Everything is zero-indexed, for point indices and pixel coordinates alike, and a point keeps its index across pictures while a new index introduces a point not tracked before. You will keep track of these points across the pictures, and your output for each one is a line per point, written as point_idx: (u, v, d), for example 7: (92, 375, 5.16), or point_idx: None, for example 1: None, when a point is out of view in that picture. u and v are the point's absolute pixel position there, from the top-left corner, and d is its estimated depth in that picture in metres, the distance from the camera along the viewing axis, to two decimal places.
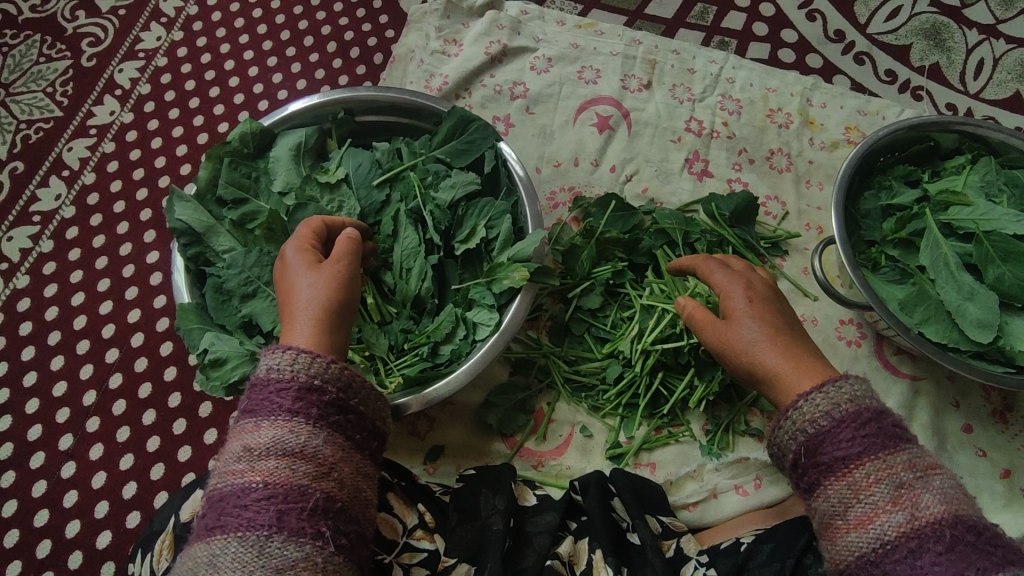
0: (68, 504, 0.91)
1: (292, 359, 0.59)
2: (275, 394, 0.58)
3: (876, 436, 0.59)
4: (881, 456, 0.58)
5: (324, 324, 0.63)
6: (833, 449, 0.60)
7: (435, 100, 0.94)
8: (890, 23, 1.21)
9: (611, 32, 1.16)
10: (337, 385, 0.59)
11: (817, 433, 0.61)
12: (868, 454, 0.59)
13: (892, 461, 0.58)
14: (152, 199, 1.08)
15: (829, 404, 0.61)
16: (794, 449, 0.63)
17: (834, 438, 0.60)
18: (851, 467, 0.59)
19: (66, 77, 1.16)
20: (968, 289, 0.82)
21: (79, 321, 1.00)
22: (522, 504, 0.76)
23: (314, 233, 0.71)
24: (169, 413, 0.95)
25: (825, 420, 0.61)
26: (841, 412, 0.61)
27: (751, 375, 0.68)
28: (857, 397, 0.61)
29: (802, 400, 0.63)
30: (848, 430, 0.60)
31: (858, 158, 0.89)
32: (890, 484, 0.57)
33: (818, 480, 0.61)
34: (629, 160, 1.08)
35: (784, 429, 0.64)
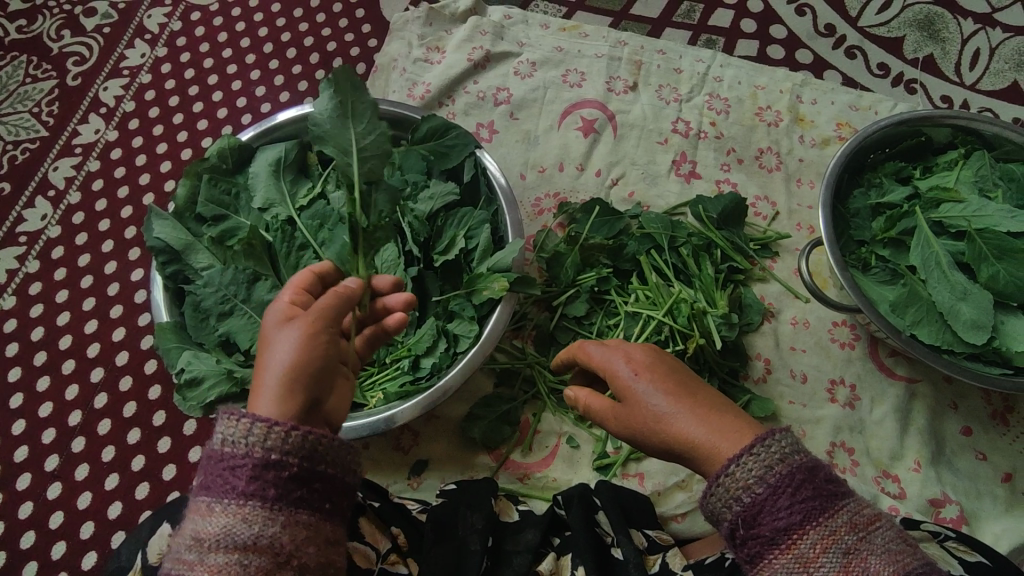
0: (54, 525, 0.91)
1: (246, 432, 0.53)
2: (227, 474, 0.53)
3: (813, 497, 0.52)
4: (823, 522, 0.52)
5: (298, 389, 0.56)
6: (769, 523, 0.53)
7: (412, 108, 0.93)
8: (881, 15, 1.18)
9: (596, 34, 1.15)
10: (299, 457, 0.54)
11: (753, 503, 0.53)
12: (811, 522, 0.52)
13: (834, 525, 0.52)
14: (136, 216, 1.08)
15: (761, 470, 0.53)
16: (729, 521, 0.54)
17: (771, 507, 0.53)
18: (794, 538, 0.52)
19: (52, 96, 1.17)
20: (961, 289, 0.79)
21: (64, 341, 1.01)
22: (504, 521, 0.75)
23: (304, 289, 0.64)
24: (154, 431, 0.95)
25: (761, 487, 0.53)
26: (776, 477, 0.53)
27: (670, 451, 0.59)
28: (788, 455, 0.54)
29: (733, 464, 0.54)
30: (786, 497, 0.53)
31: (846, 155, 0.86)
32: (836, 553, 0.51)
33: (760, 553, 0.53)
34: (614, 164, 1.06)
35: (717, 498, 0.55)
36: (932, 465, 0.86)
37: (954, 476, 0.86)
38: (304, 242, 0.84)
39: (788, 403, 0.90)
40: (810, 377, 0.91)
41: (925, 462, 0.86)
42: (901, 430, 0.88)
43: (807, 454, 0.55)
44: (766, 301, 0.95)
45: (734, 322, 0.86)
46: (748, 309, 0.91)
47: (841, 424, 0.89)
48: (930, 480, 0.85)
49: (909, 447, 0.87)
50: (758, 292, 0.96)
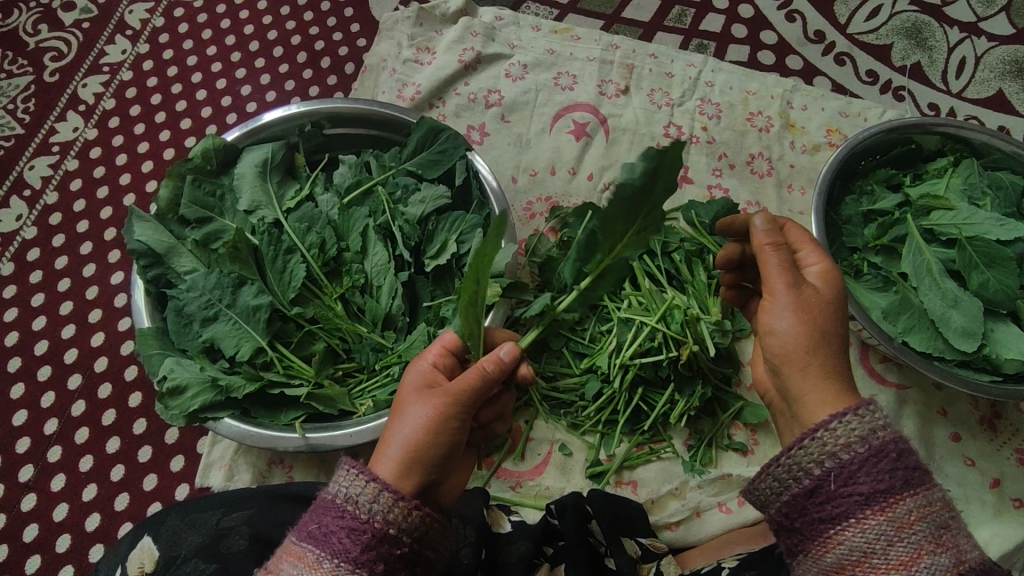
0: (29, 537, 0.88)
1: (375, 496, 0.54)
2: (342, 534, 0.54)
3: (914, 466, 0.56)
4: (919, 491, 0.55)
5: (416, 463, 0.57)
6: (866, 481, 0.56)
7: (405, 110, 0.90)
8: (870, 22, 1.19)
9: (588, 37, 1.14)
10: (412, 537, 0.55)
11: (851, 461, 0.57)
12: (910, 489, 0.55)
13: (931, 498, 0.55)
14: (116, 217, 1.05)
15: (865, 431, 0.57)
16: (818, 476, 0.58)
17: (875, 465, 0.56)
18: (891, 502, 0.55)
19: (28, 93, 1.14)
20: (952, 296, 0.80)
21: (40, 346, 0.98)
22: (496, 531, 0.74)
23: (448, 351, 0.65)
24: (134, 440, 0.92)
25: (862, 447, 0.57)
26: (879, 440, 0.57)
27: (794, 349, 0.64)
28: (891, 423, 0.58)
29: (835, 421, 0.58)
30: (888, 461, 0.56)
31: (839, 161, 0.87)
32: (931, 522, 0.54)
33: (849, 512, 0.56)
34: (607, 168, 1.06)
35: (810, 450, 0.58)
36: None
37: (944, 481, 0.87)
38: (292, 245, 0.82)
39: None
40: None
41: None
42: None
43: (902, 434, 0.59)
44: None
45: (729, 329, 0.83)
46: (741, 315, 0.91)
47: None
48: None
49: None
50: None
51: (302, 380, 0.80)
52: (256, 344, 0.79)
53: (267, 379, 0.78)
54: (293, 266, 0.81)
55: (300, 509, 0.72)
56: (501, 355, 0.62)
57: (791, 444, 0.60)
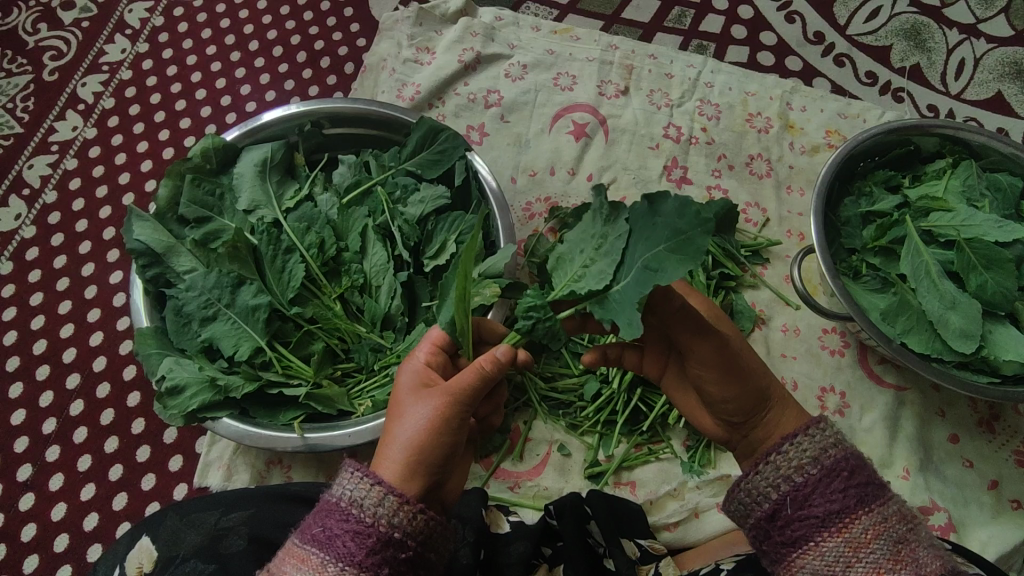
0: (27, 537, 0.88)
1: (380, 499, 0.54)
2: (347, 537, 0.54)
3: (866, 481, 0.56)
4: (874, 508, 0.55)
5: (418, 464, 0.57)
6: (819, 504, 0.56)
7: (404, 110, 0.90)
8: (870, 24, 1.19)
9: (587, 37, 1.14)
10: (417, 540, 0.55)
11: (804, 483, 0.57)
12: (864, 506, 0.55)
13: (886, 513, 0.55)
14: (115, 217, 1.05)
15: (816, 451, 0.58)
16: (774, 501, 0.58)
17: (825, 487, 0.56)
18: (846, 522, 0.55)
19: (28, 92, 1.14)
20: (950, 298, 0.80)
21: (39, 345, 0.98)
22: (496, 532, 0.75)
23: (439, 347, 0.65)
24: (133, 440, 0.92)
25: (813, 468, 0.57)
26: (830, 459, 0.57)
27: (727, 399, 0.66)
28: (842, 439, 0.58)
29: (786, 444, 0.59)
30: (840, 480, 0.56)
31: (838, 162, 0.87)
32: (888, 539, 0.54)
33: (807, 535, 0.56)
34: (606, 168, 1.06)
35: (763, 477, 0.59)
36: (920, 472, 0.87)
37: (942, 483, 0.87)
38: (291, 245, 0.82)
39: None
40: (800, 384, 0.91)
41: (914, 468, 0.87)
42: (890, 436, 0.88)
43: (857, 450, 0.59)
44: (757, 308, 0.95)
45: None
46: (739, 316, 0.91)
47: None
48: (919, 487, 0.86)
49: (899, 453, 0.88)
50: (749, 298, 0.96)
51: (300, 380, 0.80)
52: (255, 344, 0.79)
53: (266, 378, 0.78)
54: (292, 266, 0.81)
55: (299, 510, 0.72)
56: (497, 352, 0.60)
57: (745, 473, 0.61)
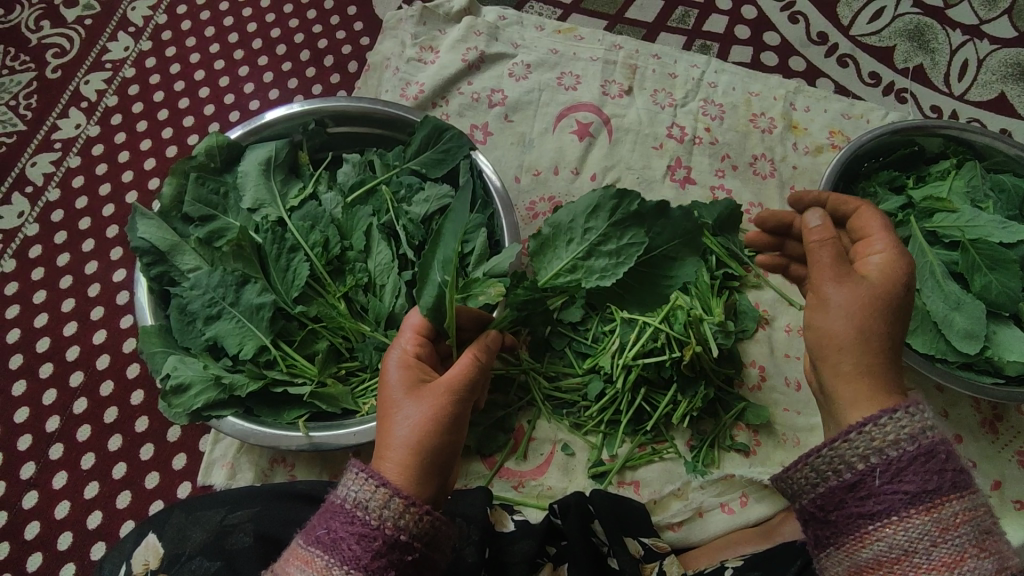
0: (30, 535, 0.88)
1: (385, 501, 0.54)
2: (351, 540, 0.53)
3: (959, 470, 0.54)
4: (965, 495, 0.53)
5: (420, 461, 0.57)
6: (911, 480, 0.54)
7: (409, 109, 0.90)
8: (873, 24, 1.19)
9: (591, 37, 1.14)
10: (422, 542, 0.55)
11: (898, 457, 0.55)
12: (958, 491, 0.53)
13: (976, 502, 0.53)
14: (119, 215, 1.05)
15: (915, 429, 0.55)
16: (862, 470, 0.56)
17: (919, 465, 0.54)
18: (936, 502, 0.53)
19: (30, 89, 1.13)
20: (954, 298, 0.80)
21: (42, 343, 0.98)
22: (499, 531, 0.75)
23: (422, 335, 0.65)
24: (136, 438, 0.92)
25: (909, 445, 0.55)
26: (928, 440, 0.55)
27: (840, 337, 0.62)
28: (936, 422, 0.56)
29: (885, 416, 0.56)
30: (935, 461, 0.54)
31: (842, 163, 0.87)
32: (975, 526, 0.52)
33: (890, 509, 0.54)
34: (610, 168, 1.06)
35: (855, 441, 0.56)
36: None
37: None
38: (295, 244, 0.82)
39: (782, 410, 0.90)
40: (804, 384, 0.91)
41: None
42: None
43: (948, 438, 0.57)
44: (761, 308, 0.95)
45: (732, 329, 0.84)
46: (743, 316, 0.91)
47: None
48: None
49: None
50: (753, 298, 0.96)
51: (305, 378, 0.80)
52: (260, 342, 0.78)
53: (270, 377, 0.78)
54: (297, 265, 0.81)
55: (304, 508, 0.72)
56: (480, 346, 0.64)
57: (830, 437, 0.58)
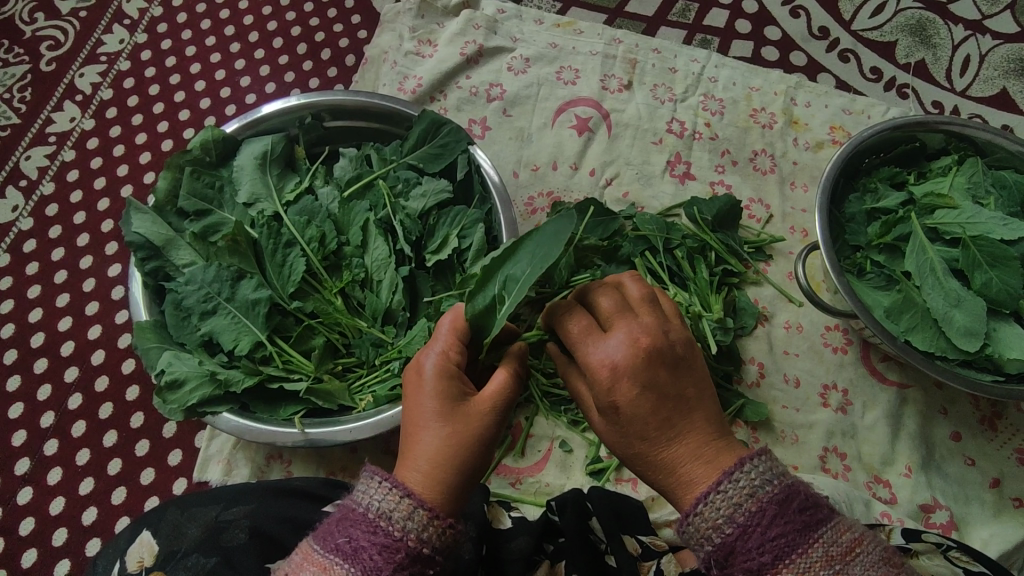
0: (25, 531, 0.88)
1: (409, 513, 0.53)
2: (371, 551, 0.52)
3: (791, 531, 0.51)
4: (795, 560, 0.51)
5: (445, 475, 0.55)
6: (753, 555, 0.51)
7: (406, 103, 0.90)
8: (874, 19, 1.18)
9: (590, 31, 1.13)
10: (442, 555, 0.54)
11: (725, 543, 0.52)
12: (783, 561, 0.51)
13: (808, 564, 0.50)
14: (114, 209, 1.04)
15: (729, 508, 0.53)
16: (703, 559, 0.54)
17: (735, 550, 0.52)
18: None
19: (24, 82, 1.12)
20: (955, 296, 0.80)
21: (36, 338, 0.97)
22: (496, 527, 0.74)
23: (459, 336, 0.60)
24: (132, 433, 0.91)
25: (729, 527, 0.52)
26: (744, 515, 0.52)
27: (608, 423, 0.58)
28: (758, 490, 0.53)
29: (701, 504, 0.54)
30: (755, 537, 0.51)
31: (843, 159, 0.86)
32: None
33: None
34: (609, 163, 1.05)
35: (690, 536, 0.55)
36: (922, 471, 0.86)
37: (943, 481, 0.87)
38: (291, 239, 0.82)
39: (781, 407, 0.90)
40: (803, 381, 0.91)
41: (916, 467, 0.87)
42: (893, 435, 0.88)
43: (790, 486, 0.53)
44: (760, 304, 0.95)
45: (729, 326, 0.85)
46: (742, 312, 0.91)
47: (834, 429, 0.89)
48: (920, 486, 0.86)
49: (901, 452, 0.88)
50: (752, 295, 0.95)
51: (301, 374, 0.79)
52: (255, 338, 0.78)
53: (266, 373, 0.78)
54: (293, 260, 0.80)
55: (304, 504, 0.71)
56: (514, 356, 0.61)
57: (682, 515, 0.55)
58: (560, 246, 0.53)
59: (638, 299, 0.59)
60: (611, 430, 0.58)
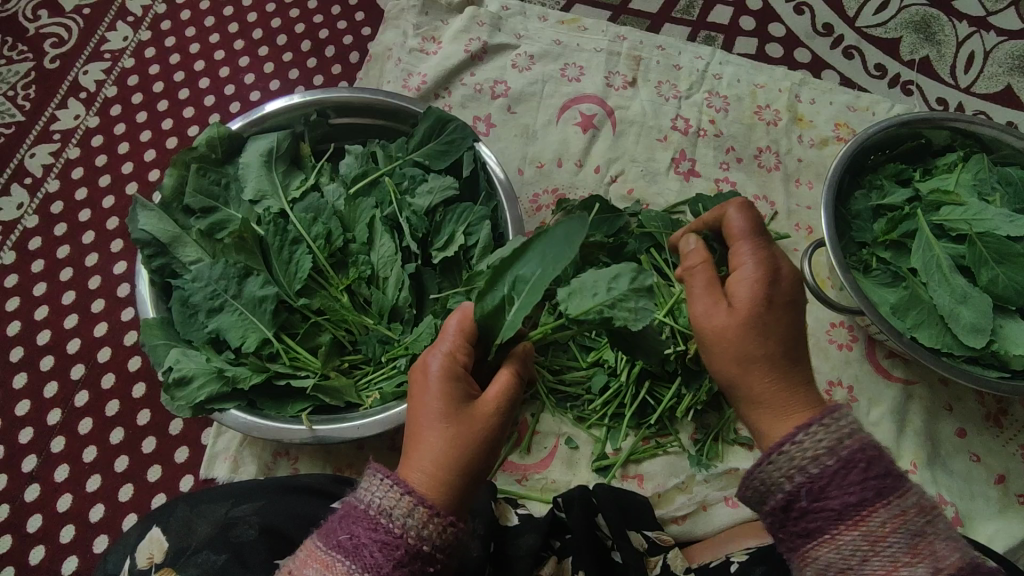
0: (32, 528, 0.88)
1: (410, 512, 0.53)
2: (372, 547, 0.53)
3: (868, 475, 0.53)
4: (894, 500, 0.53)
5: (449, 475, 0.55)
6: (850, 489, 0.53)
7: (412, 100, 0.89)
8: (879, 16, 1.18)
9: (595, 28, 1.13)
10: (443, 552, 0.54)
11: (821, 475, 0.54)
12: (883, 499, 0.52)
13: (905, 504, 0.53)
14: (119, 207, 1.04)
15: (833, 441, 0.54)
16: (786, 493, 0.55)
17: (818, 488, 0.54)
18: (863, 515, 0.53)
19: (28, 79, 1.12)
20: (961, 292, 0.80)
21: (42, 336, 0.97)
22: (503, 524, 0.74)
23: (466, 336, 0.58)
24: (138, 431, 0.91)
25: (830, 459, 0.54)
26: (847, 450, 0.54)
27: (729, 328, 0.58)
28: (857, 430, 0.55)
29: (801, 433, 0.55)
30: (857, 474, 0.53)
31: (849, 156, 0.86)
32: (906, 531, 0.52)
33: (821, 527, 0.54)
34: (614, 160, 1.05)
35: (773, 467, 0.55)
36: (928, 467, 0.87)
37: (949, 476, 0.87)
38: (298, 236, 0.82)
39: None
40: None
41: (922, 463, 0.87)
42: (898, 431, 0.88)
43: (860, 430, 0.56)
44: None
45: None
46: None
47: None
48: (926, 481, 0.86)
49: (907, 448, 0.88)
50: None
51: (308, 371, 0.79)
52: (262, 336, 0.78)
53: (273, 370, 0.78)
54: (300, 257, 0.80)
55: (311, 501, 0.71)
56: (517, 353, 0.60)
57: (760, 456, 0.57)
58: (574, 247, 0.49)
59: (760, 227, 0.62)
60: (728, 338, 0.58)
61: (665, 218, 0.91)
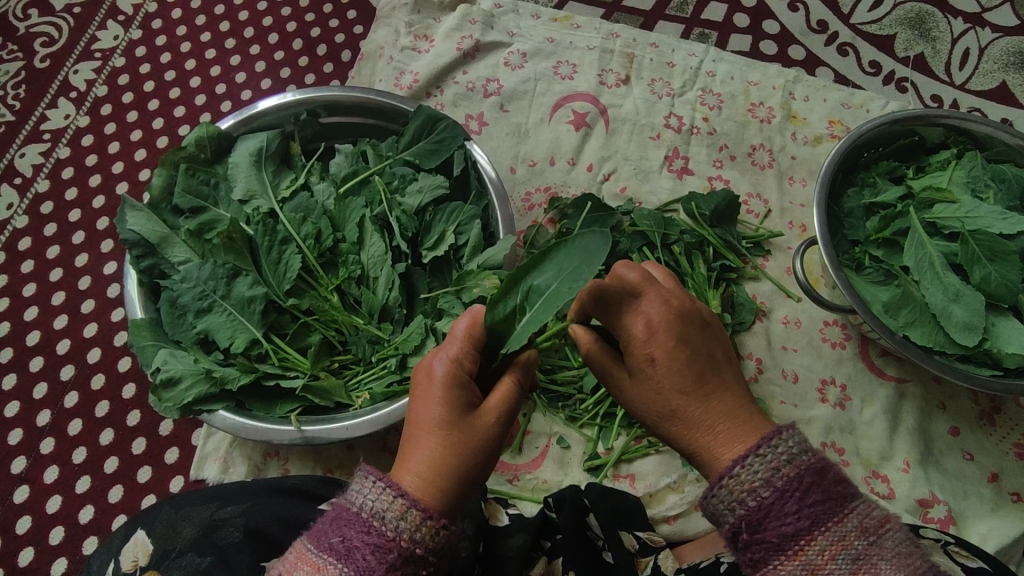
0: (22, 530, 0.88)
1: (402, 514, 0.52)
2: (364, 551, 0.52)
3: (806, 503, 0.52)
4: (830, 528, 0.51)
5: (444, 479, 0.54)
6: (787, 519, 0.52)
7: (402, 99, 0.89)
8: (873, 12, 1.18)
9: (588, 26, 1.12)
10: (436, 556, 0.53)
11: (758, 507, 0.53)
12: (819, 527, 0.51)
13: (843, 531, 0.51)
14: (109, 206, 1.04)
15: (768, 472, 0.53)
16: (731, 524, 0.54)
17: (756, 520, 0.53)
18: (801, 545, 0.51)
19: (18, 79, 1.12)
20: (954, 290, 0.79)
21: (32, 337, 0.97)
22: (494, 525, 0.73)
23: (472, 340, 0.57)
24: (128, 432, 0.91)
25: (766, 490, 0.53)
26: (783, 480, 0.52)
27: (638, 388, 0.59)
28: (796, 457, 0.53)
29: (738, 466, 0.54)
30: (794, 502, 0.52)
31: (842, 153, 0.86)
32: (845, 558, 0.51)
33: (764, 559, 0.53)
34: (606, 159, 1.04)
35: (719, 500, 0.54)
36: (920, 465, 0.86)
37: (942, 475, 0.87)
38: (287, 236, 0.81)
39: (779, 403, 0.90)
40: (801, 377, 0.91)
41: (915, 461, 0.86)
42: (891, 430, 0.88)
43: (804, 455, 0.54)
44: (759, 300, 0.94)
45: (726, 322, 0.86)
46: (740, 308, 0.90)
47: (832, 424, 0.89)
48: (919, 480, 0.85)
49: (900, 446, 0.87)
50: (750, 290, 0.95)
51: (298, 372, 0.79)
52: (250, 336, 0.78)
53: (262, 370, 0.78)
54: (289, 257, 0.80)
55: (299, 503, 0.71)
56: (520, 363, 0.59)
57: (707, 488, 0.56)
58: (596, 269, 0.48)
59: (647, 274, 0.58)
60: (642, 398, 0.59)
61: (657, 216, 0.91)
